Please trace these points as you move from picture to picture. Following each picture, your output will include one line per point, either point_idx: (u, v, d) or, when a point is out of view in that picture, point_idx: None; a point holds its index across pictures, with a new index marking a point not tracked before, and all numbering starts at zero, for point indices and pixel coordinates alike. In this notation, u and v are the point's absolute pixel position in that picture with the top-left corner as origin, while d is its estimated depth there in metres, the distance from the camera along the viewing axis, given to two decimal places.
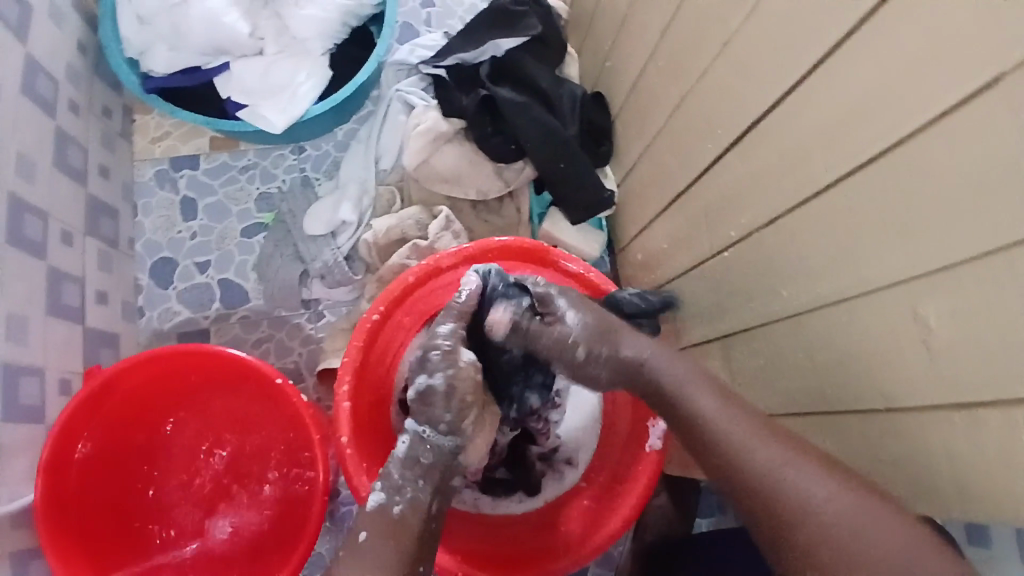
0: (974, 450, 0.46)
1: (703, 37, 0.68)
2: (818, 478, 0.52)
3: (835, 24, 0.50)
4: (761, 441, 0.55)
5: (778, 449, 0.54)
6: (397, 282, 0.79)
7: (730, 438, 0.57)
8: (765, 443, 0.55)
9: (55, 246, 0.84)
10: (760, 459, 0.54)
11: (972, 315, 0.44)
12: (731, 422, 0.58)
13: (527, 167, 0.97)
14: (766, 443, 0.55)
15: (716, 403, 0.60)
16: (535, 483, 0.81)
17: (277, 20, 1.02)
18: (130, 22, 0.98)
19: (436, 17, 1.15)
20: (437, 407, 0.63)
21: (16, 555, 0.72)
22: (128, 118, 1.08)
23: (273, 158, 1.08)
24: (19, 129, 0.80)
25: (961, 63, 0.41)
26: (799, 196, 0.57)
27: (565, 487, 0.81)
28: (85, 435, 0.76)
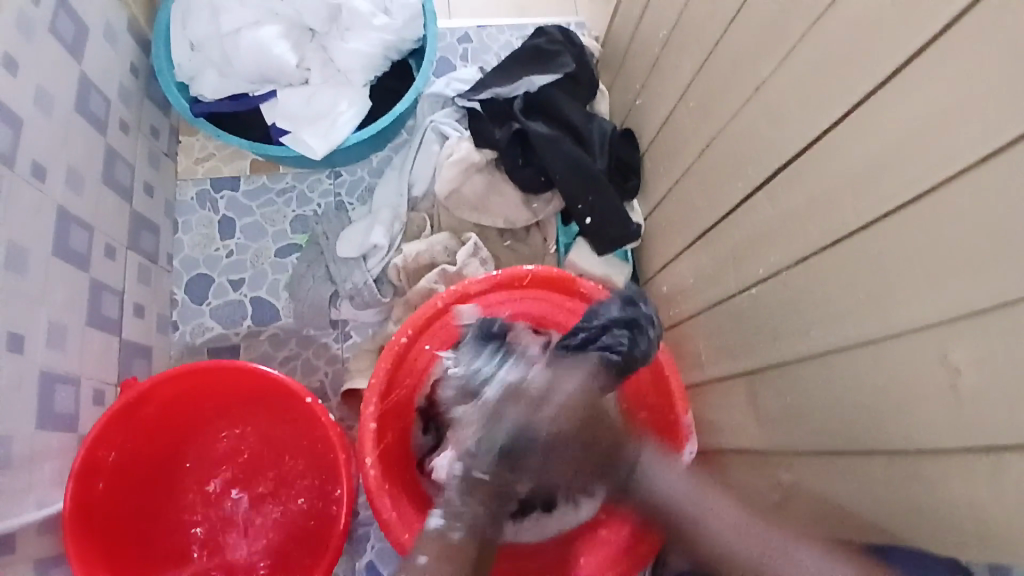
0: (1005, 498, 0.45)
1: (734, 79, 0.71)
2: None
3: (866, 72, 0.52)
4: (710, 499, 0.61)
5: (732, 516, 0.59)
6: (426, 306, 0.81)
7: None
8: (716, 503, 0.60)
9: (96, 258, 0.87)
10: None
11: (1001, 359, 0.44)
12: None
13: (555, 198, 1.00)
14: (710, 503, 0.61)
15: None
16: None
17: (322, 53, 1.07)
18: (183, 48, 1.04)
19: (472, 53, 1.20)
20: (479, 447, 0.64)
21: (40, 560, 0.73)
22: (175, 139, 1.13)
23: (310, 182, 1.12)
24: (72, 147, 0.85)
25: (991, 109, 0.42)
26: (827, 235, 0.58)
27: (581, 516, 0.80)
28: (118, 443, 0.78)
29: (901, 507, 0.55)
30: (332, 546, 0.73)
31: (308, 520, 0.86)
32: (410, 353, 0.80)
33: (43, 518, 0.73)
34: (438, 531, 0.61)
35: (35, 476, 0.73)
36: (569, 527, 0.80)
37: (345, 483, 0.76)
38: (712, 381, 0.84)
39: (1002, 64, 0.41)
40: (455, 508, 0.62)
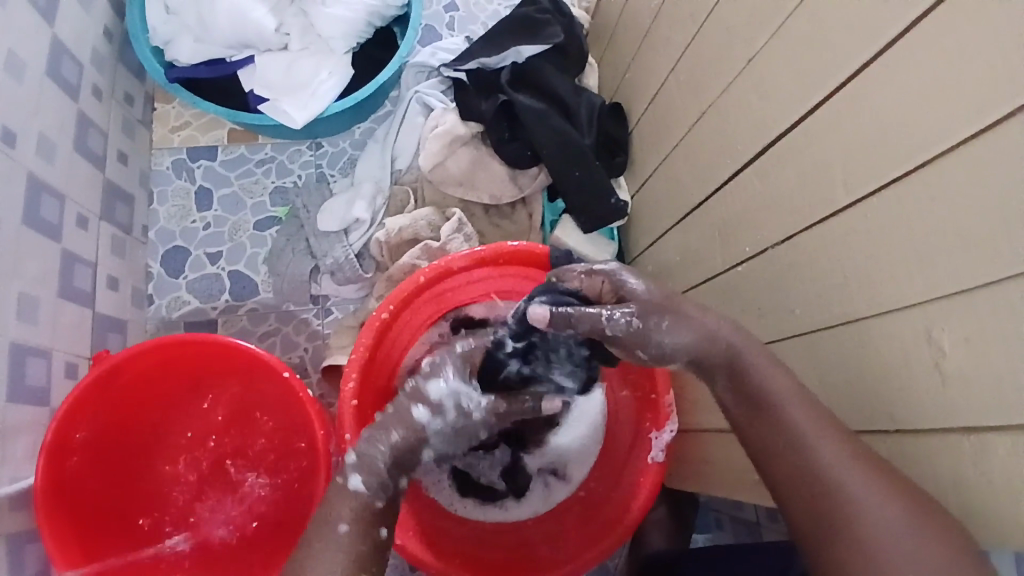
0: (983, 478, 0.45)
1: (727, 52, 0.68)
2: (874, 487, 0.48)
3: (859, 48, 0.50)
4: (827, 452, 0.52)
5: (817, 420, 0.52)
6: (409, 281, 0.78)
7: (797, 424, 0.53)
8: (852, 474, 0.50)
9: (69, 228, 0.84)
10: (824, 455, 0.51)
11: (989, 342, 0.43)
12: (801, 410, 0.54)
13: (541, 173, 0.98)
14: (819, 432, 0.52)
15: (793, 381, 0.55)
16: (521, 490, 0.82)
17: (302, 19, 1.04)
18: (158, 12, 1.00)
19: (458, 21, 1.16)
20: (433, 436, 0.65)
21: (16, 536, 0.72)
22: (149, 106, 1.09)
23: (290, 153, 1.09)
24: (43, 112, 0.81)
25: (989, 79, 0.40)
26: (816, 215, 0.57)
27: (552, 500, 0.81)
28: (90, 418, 0.76)
29: None
30: None
31: (282, 501, 0.84)
32: (391, 329, 0.79)
33: (17, 492, 0.72)
34: (360, 495, 0.59)
35: (7, 452, 0.71)
36: (545, 508, 0.81)
37: (324, 460, 0.75)
38: None
39: (999, 48, 0.39)
40: (381, 476, 0.60)
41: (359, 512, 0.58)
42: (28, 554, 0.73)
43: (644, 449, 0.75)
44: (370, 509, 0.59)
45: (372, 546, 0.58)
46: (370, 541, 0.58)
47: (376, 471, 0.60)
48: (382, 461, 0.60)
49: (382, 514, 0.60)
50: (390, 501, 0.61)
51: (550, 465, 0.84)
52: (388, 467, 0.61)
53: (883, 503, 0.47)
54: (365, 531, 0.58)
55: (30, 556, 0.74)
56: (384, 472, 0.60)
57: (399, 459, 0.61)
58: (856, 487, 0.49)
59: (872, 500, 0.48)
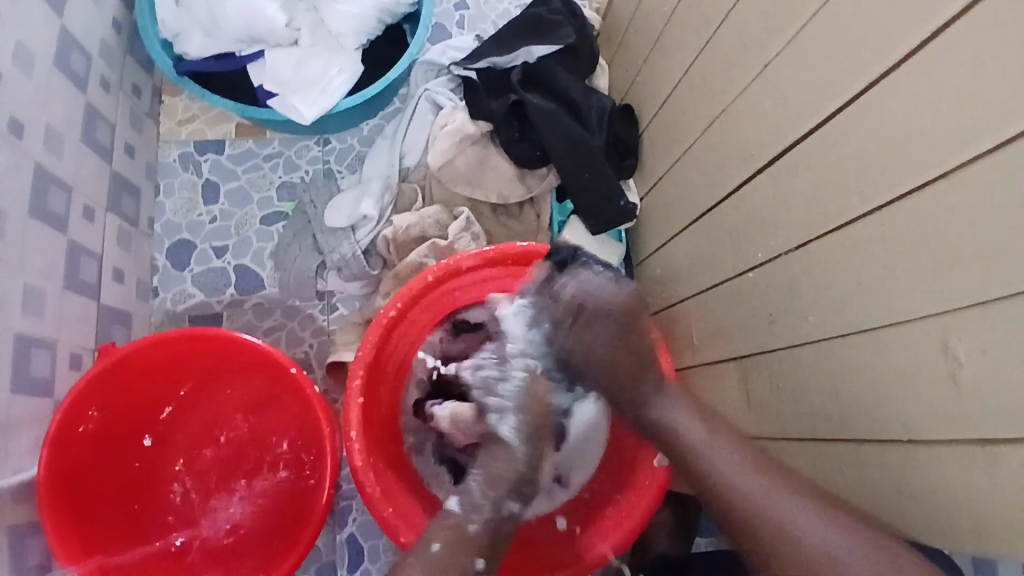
0: (995, 490, 0.45)
1: (741, 57, 0.68)
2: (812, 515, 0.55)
3: (877, 57, 0.50)
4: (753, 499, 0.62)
5: (714, 444, 0.63)
6: (418, 279, 0.78)
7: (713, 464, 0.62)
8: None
9: (75, 220, 0.84)
10: (744, 489, 0.59)
11: (1004, 354, 0.43)
12: (714, 449, 0.63)
13: (550, 174, 0.97)
14: (729, 454, 0.62)
15: (693, 420, 0.66)
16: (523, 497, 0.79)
17: (313, 15, 1.03)
18: (167, 5, 1.00)
19: (469, 20, 1.16)
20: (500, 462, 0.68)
21: (18, 528, 0.71)
22: (157, 99, 1.09)
23: (298, 148, 1.09)
24: (51, 103, 0.81)
25: (1010, 90, 0.40)
26: (829, 221, 0.57)
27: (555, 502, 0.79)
28: (94, 411, 0.75)
29: (895, 494, 0.54)
30: (315, 521, 0.72)
31: (286, 496, 0.84)
32: (398, 326, 0.79)
33: (19, 484, 0.72)
34: (458, 518, 0.64)
35: (10, 444, 0.71)
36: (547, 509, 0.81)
37: (330, 456, 0.75)
38: (703, 364, 0.84)
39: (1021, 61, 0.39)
40: (473, 499, 0.66)
41: (454, 535, 0.63)
42: (30, 547, 0.73)
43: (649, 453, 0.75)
44: (462, 534, 0.63)
45: (465, 574, 0.62)
46: (466, 570, 0.62)
47: (467, 492, 0.67)
48: (477, 488, 0.67)
49: (479, 542, 0.63)
50: (487, 529, 0.64)
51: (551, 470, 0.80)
52: (484, 495, 0.66)
53: (802, 510, 0.56)
54: (460, 556, 0.62)
55: (31, 548, 0.73)
56: (480, 495, 0.66)
57: (501, 485, 0.67)
58: (785, 508, 0.56)
59: (801, 516, 0.55)
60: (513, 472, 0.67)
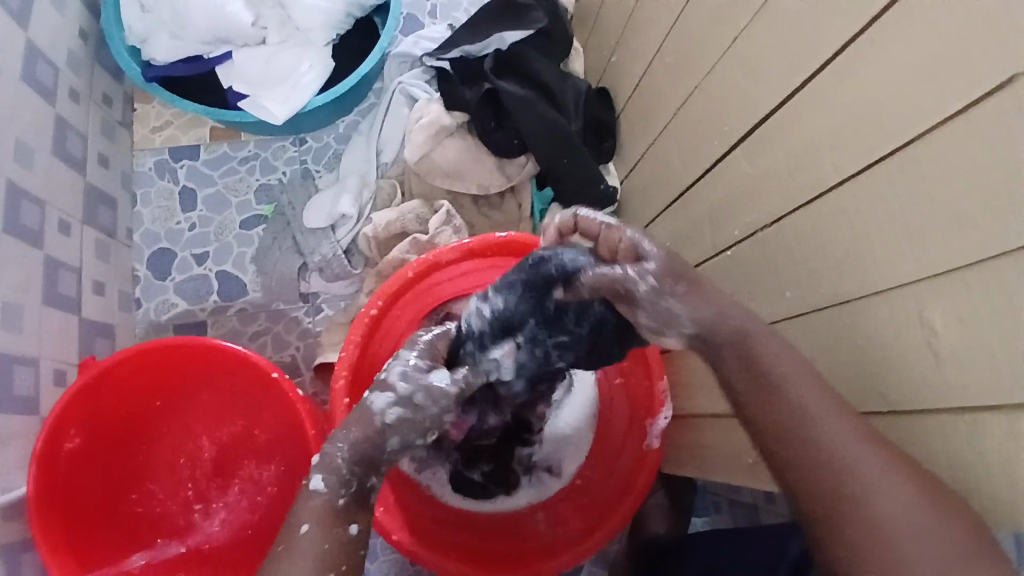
0: (977, 458, 0.44)
1: (711, 31, 0.67)
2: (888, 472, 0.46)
3: (845, 23, 0.49)
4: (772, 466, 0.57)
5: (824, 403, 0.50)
6: (397, 275, 0.78)
7: (804, 407, 0.50)
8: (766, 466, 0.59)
9: (50, 234, 0.83)
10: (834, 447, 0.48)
11: (983, 320, 0.42)
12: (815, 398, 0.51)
13: (529, 162, 0.96)
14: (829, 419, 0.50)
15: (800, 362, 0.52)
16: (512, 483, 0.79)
17: (281, 10, 1.01)
18: (132, 8, 0.98)
19: (441, 9, 1.14)
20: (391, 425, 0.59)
21: (12, 547, 0.71)
22: (129, 106, 1.07)
23: (274, 149, 1.07)
24: (18, 116, 0.79)
25: (977, 51, 0.39)
26: (805, 193, 0.56)
27: (543, 494, 0.80)
28: (79, 426, 0.75)
29: None
30: None
31: (277, 501, 0.84)
32: (381, 324, 0.78)
33: (10, 503, 0.71)
34: (322, 496, 0.54)
35: None
36: (538, 499, 0.79)
37: (317, 458, 0.75)
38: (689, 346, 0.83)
39: (988, 20, 0.38)
40: (338, 473, 0.56)
41: (323, 512, 0.54)
42: (26, 563, 0.73)
43: (639, 436, 0.75)
44: (334, 511, 0.55)
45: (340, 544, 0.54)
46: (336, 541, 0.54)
47: (332, 463, 0.56)
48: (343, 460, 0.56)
49: (354, 513, 0.56)
50: (356, 500, 0.56)
51: (541, 460, 0.81)
52: (351, 468, 0.56)
53: (894, 485, 0.46)
54: (327, 530, 0.54)
55: (26, 566, 0.73)
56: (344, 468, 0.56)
57: (359, 455, 0.56)
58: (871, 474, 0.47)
59: (892, 490, 0.46)
60: (373, 445, 0.57)
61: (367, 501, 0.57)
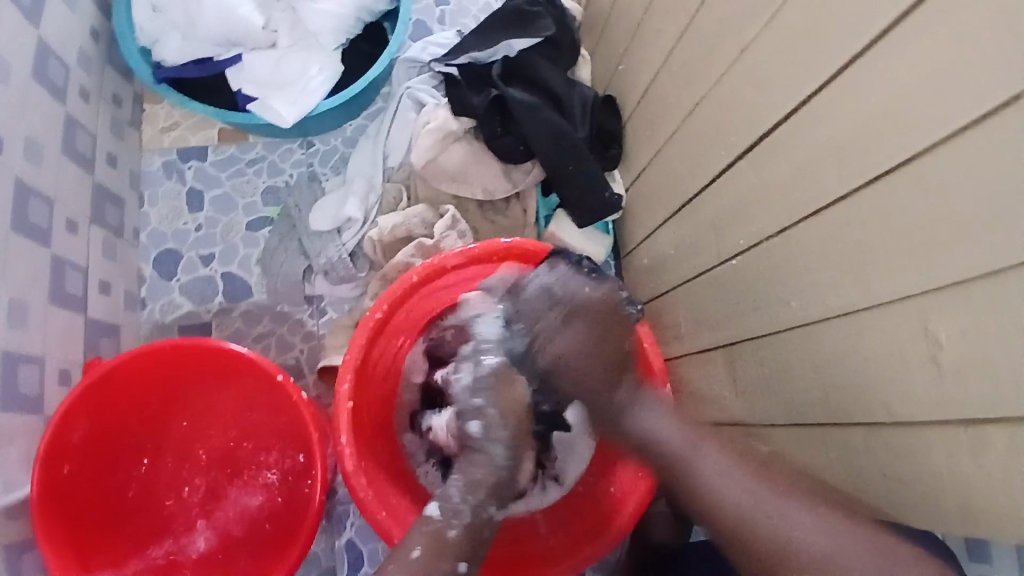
0: (981, 471, 0.44)
1: (718, 42, 0.67)
2: (800, 513, 0.55)
3: (851, 38, 0.49)
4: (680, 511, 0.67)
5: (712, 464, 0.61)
6: (403, 279, 0.78)
7: (696, 473, 0.61)
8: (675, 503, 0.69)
9: (58, 233, 0.83)
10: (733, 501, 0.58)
11: (987, 333, 0.42)
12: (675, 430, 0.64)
13: (535, 168, 0.97)
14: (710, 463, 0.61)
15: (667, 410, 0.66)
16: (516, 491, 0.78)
17: (291, 14, 1.02)
18: (144, 10, 0.99)
19: (449, 15, 1.15)
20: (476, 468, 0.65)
21: (13, 544, 0.71)
22: (138, 107, 1.08)
23: (281, 152, 1.08)
24: (29, 115, 0.80)
25: (984, 68, 0.40)
26: (809, 205, 0.57)
27: (547, 501, 0.79)
28: (84, 424, 0.75)
29: (879, 478, 0.54)
30: (307, 527, 0.72)
31: (278, 504, 0.84)
32: (386, 328, 0.78)
33: (12, 500, 0.72)
34: (435, 526, 0.63)
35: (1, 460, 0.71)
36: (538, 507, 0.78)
37: (320, 461, 0.74)
38: (692, 354, 0.84)
39: (996, 37, 0.39)
40: (452, 505, 0.64)
41: (432, 539, 0.62)
42: (27, 561, 0.73)
43: None
44: (443, 542, 0.62)
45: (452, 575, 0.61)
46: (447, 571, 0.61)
47: (449, 497, 0.64)
48: (456, 494, 0.64)
49: (462, 548, 0.63)
50: (467, 534, 0.63)
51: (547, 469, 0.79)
52: (462, 500, 0.64)
53: (795, 513, 0.55)
54: (438, 561, 0.61)
55: (27, 563, 0.73)
56: (460, 502, 0.64)
57: (481, 492, 0.64)
58: (773, 509, 0.56)
59: (797, 521, 0.55)
60: (495, 478, 0.65)
61: (476, 537, 0.64)
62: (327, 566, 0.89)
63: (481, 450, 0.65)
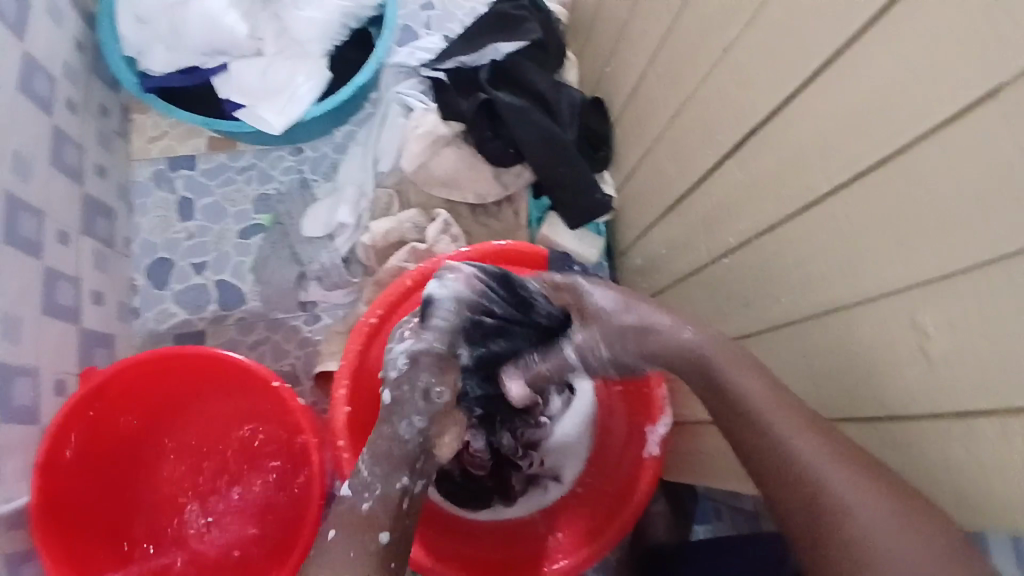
0: (970, 459, 0.46)
1: (703, 44, 0.69)
2: (856, 484, 0.48)
3: (833, 39, 0.51)
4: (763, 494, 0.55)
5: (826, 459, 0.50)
6: (396, 284, 0.78)
7: (773, 426, 0.53)
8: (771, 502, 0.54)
9: (49, 245, 0.83)
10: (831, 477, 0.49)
11: (972, 324, 0.44)
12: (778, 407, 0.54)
13: (525, 171, 0.98)
14: (808, 439, 0.51)
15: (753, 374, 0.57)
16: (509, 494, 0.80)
17: (277, 22, 1.03)
18: (129, 22, 0.98)
19: (436, 20, 1.16)
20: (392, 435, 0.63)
21: (12, 559, 0.71)
22: (126, 118, 1.08)
23: (272, 159, 1.08)
24: (17, 127, 0.80)
25: (961, 68, 0.41)
26: (797, 202, 0.58)
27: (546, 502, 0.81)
28: (80, 436, 0.75)
29: None
30: (306, 533, 0.72)
31: (277, 512, 0.84)
32: (381, 333, 0.79)
33: (10, 514, 0.71)
34: (346, 503, 0.61)
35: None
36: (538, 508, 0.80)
37: (317, 467, 0.75)
38: None
39: (971, 38, 0.40)
40: (363, 479, 0.62)
41: (344, 516, 0.60)
42: (27, 575, 0.73)
43: (640, 443, 0.76)
44: (360, 517, 0.59)
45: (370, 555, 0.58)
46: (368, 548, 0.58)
47: (358, 473, 0.62)
48: (365, 467, 0.62)
49: (378, 519, 0.60)
50: (382, 505, 0.61)
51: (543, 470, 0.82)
52: (372, 473, 0.62)
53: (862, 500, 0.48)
54: (358, 537, 0.58)
55: None
56: (369, 475, 0.62)
57: (386, 462, 0.62)
58: (841, 485, 0.49)
59: (861, 504, 0.48)
60: (397, 447, 0.62)
61: (394, 511, 0.61)
62: None
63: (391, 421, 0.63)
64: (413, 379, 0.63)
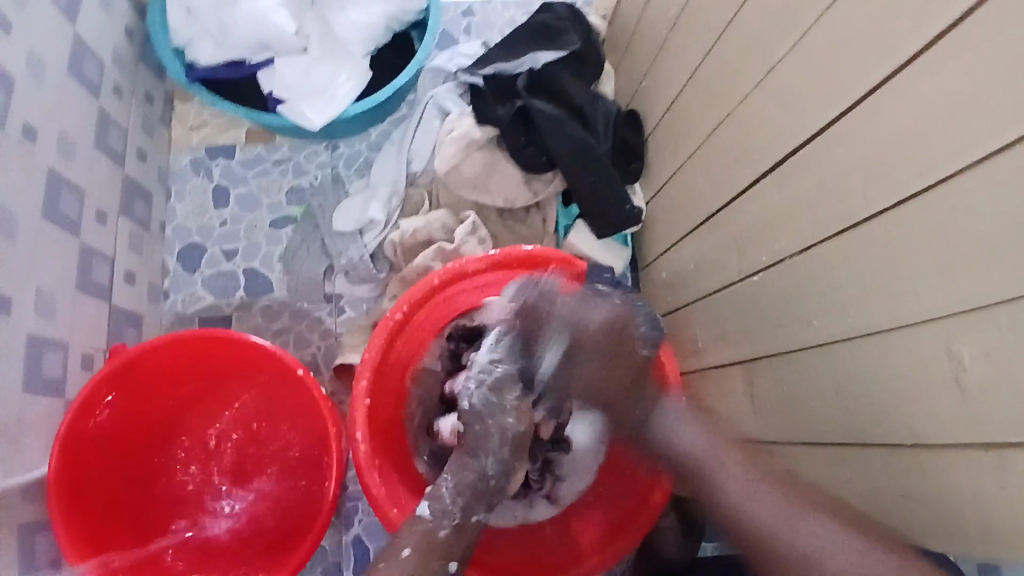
0: (1000, 493, 0.45)
1: (746, 63, 0.69)
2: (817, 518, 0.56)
3: (879, 62, 0.50)
4: (752, 493, 0.60)
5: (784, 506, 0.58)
6: (424, 281, 0.79)
7: (726, 483, 0.62)
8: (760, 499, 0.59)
9: (87, 224, 0.85)
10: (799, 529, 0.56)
11: (1008, 357, 0.43)
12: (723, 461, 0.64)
13: (556, 178, 0.98)
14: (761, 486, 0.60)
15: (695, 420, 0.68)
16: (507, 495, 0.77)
17: (322, 23, 1.05)
18: (180, 14, 1.02)
19: (476, 27, 1.17)
20: (473, 463, 0.64)
21: (28, 527, 0.73)
22: (169, 105, 1.11)
23: (307, 153, 1.10)
24: (64, 108, 0.82)
25: (1012, 96, 0.40)
26: (831, 225, 0.58)
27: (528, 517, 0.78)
28: (103, 410, 0.77)
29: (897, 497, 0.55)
30: (321, 520, 0.73)
31: (289, 500, 0.85)
32: (406, 328, 0.79)
33: (30, 483, 0.73)
34: (426, 527, 0.62)
35: (21, 443, 0.72)
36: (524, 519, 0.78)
37: (334, 457, 0.75)
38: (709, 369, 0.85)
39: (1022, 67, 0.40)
40: (444, 504, 0.63)
41: (423, 539, 0.62)
42: (41, 544, 0.74)
43: None
44: (435, 543, 0.62)
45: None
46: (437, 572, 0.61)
47: (439, 497, 0.64)
48: (447, 495, 0.64)
49: (453, 549, 0.62)
50: (457, 533, 0.63)
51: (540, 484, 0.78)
52: (454, 501, 0.63)
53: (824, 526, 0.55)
54: (426, 560, 0.61)
55: (41, 546, 0.74)
56: (447, 499, 0.63)
57: (468, 493, 0.63)
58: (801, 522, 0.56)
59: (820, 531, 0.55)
60: (482, 483, 0.64)
61: (469, 542, 0.64)
62: (333, 563, 0.89)
63: (479, 458, 0.64)
64: (479, 418, 0.64)
